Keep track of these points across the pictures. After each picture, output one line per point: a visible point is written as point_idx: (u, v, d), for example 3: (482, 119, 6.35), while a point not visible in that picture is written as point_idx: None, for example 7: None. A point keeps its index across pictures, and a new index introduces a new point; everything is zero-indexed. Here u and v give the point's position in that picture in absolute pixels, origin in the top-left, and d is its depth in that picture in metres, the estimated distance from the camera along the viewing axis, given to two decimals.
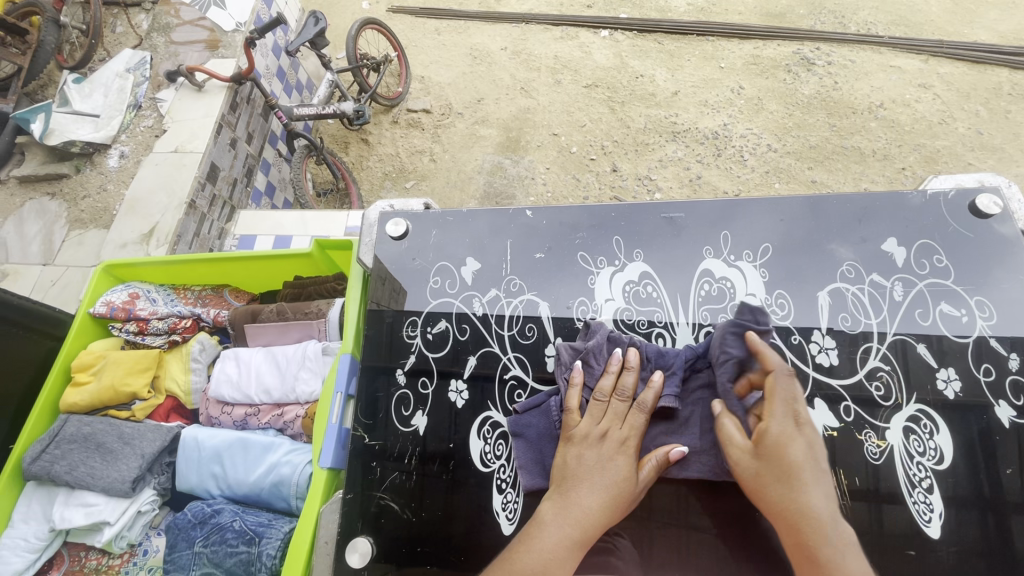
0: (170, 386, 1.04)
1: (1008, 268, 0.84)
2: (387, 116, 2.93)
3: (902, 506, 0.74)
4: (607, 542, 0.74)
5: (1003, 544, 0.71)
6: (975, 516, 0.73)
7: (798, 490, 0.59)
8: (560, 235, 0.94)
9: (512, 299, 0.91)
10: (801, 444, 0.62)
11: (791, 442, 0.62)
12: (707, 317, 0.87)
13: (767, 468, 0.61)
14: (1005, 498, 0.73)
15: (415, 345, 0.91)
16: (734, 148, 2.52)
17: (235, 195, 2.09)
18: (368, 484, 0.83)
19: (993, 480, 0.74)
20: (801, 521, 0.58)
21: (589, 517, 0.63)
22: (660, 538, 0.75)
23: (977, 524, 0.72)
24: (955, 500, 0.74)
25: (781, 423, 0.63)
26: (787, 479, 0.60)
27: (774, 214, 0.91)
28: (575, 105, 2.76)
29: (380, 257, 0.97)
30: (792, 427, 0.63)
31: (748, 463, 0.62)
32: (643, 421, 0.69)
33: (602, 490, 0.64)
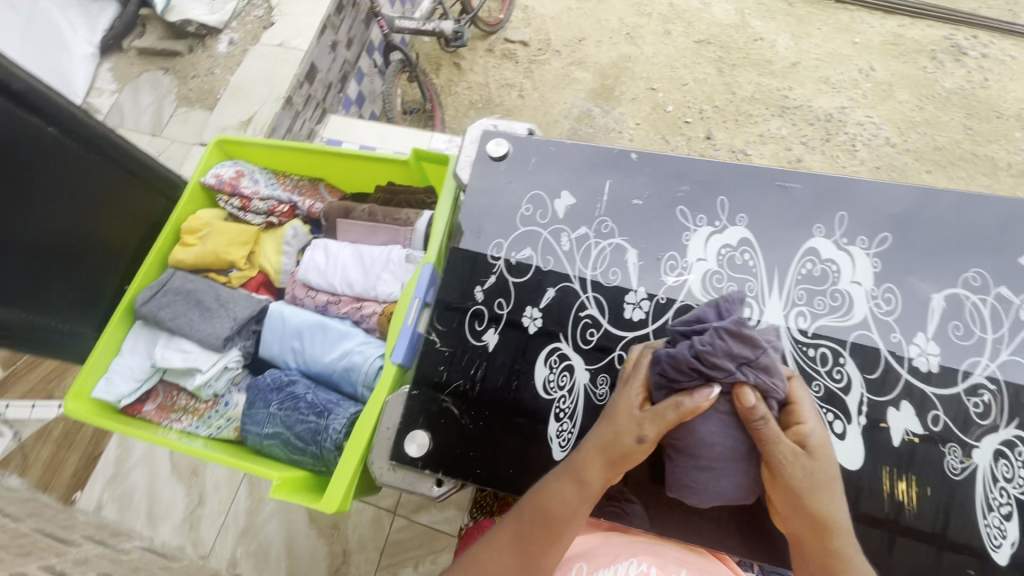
0: (263, 263, 1.11)
1: None
2: (483, 42, 2.85)
3: (962, 548, 0.71)
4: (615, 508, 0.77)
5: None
6: None
7: (833, 499, 0.65)
8: (663, 184, 0.91)
9: (601, 241, 0.90)
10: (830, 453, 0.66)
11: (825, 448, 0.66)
12: (802, 297, 0.83)
13: (811, 471, 0.64)
14: None
15: (497, 267, 0.91)
16: (846, 135, 2.30)
17: (328, 99, 2.14)
18: (431, 385, 0.86)
19: None
20: (836, 534, 0.65)
21: (586, 475, 0.70)
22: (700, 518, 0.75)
23: None
24: None
25: (820, 426, 0.66)
26: (834, 497, 0.65)
27: (905, 203, 0.83)
28: (681, 60, 2.59)
29: (477, 174, 0.97)
30: (825, 433, 0.66)
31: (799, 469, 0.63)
32: (671, 416, 0.63)
33: (600, 445, 0.70)
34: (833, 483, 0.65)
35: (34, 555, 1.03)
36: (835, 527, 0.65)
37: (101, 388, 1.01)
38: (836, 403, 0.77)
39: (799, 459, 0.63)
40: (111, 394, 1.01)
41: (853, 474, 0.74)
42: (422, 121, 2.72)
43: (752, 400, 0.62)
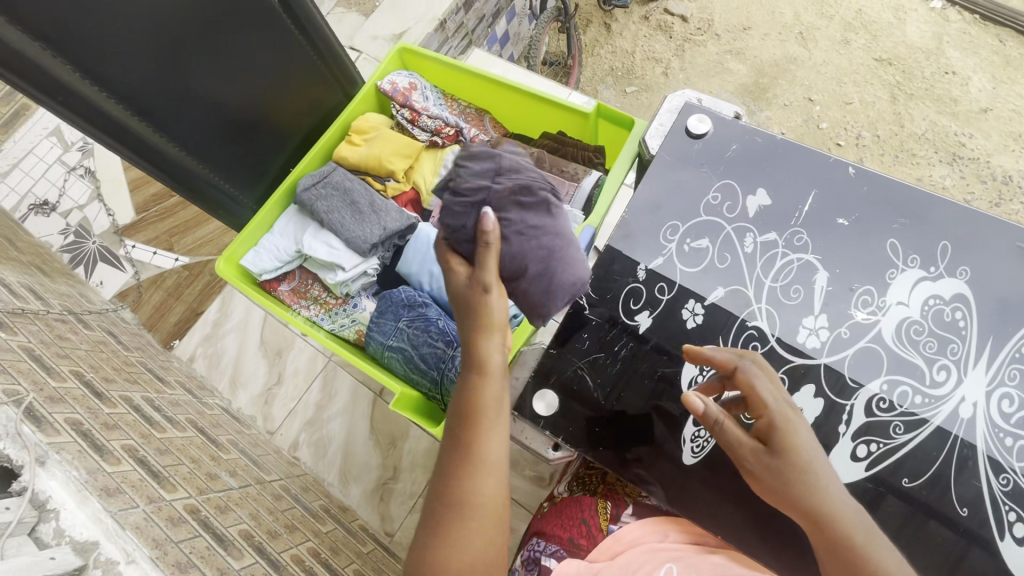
0: (417, 180, 1.11)
1: None
2: (640, 8, 2.68)
3: None
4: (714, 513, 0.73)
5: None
6: None
7: (821, 488, 0.62)
8: (877, 209, 0.81)
9: (790, 253, 0.82)
10: (804, 436, 0.65)
11: (796, 432, 0.64)
12: (1013, 377, 0.72)
13: (779, 458, 0.63)
14: None
15: (667, 250, 0.86)
16: (1021, 204, 2.08)
17: (477, 31, 2.10)
18: (571, 349, 0.84)
19: None
20: (835, 524, 0.62)
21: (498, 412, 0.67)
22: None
23: None
24: None
25: (783, 408, 0.65)
26: (823, 486, 0.63)
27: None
28: (851, 74, 2.34)
29: (668, 147, 0.90)
30: (791, 413, 0.65)
31: (761, 462, 0.64)
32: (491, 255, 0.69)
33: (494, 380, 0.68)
34: (814, 468, 0.63)
35: (138, 385, 1.13)
36: (832, 517, 0.62)
37: (249, 258, 1.06)
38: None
39: (761, 453, 0.64)
40: (256, 266, 1.05)
41: None
42: (557, 76, 2.65)
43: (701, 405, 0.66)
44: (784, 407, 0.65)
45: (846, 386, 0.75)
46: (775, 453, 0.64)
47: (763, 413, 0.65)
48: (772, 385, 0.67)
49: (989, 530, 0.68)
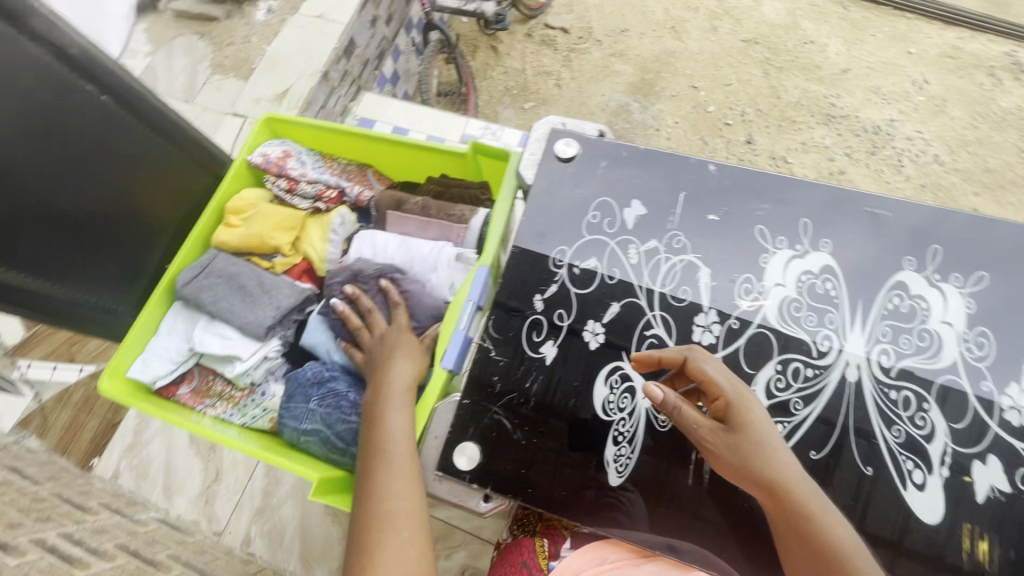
0: (307, 250, 1.06)
1: None
2: (522, 26, 2.78)
3: None
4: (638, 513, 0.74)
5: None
6: None
7: (774, 458, 0.67)
8: (740, 199, 0.85)
9: (672, 256, 0.85)
10: (758, 413, 0.71)
11: (749, 410, 0.70)
12: (886, 333, 0.77)
13: (734, 434, 0.68)
14: None
15: (559, 276, 0.86)
16: (893, 149, 2.30)
17: (364, 75, 2.10)
18: (483, 395, 0.82)
19: None
20: (788, 494, 0.65)
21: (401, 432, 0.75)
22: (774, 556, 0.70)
23: None
24: None
25: (732, 389, 0.71)
26: (774, 455, 0.68)
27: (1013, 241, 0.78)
28: (724, 59, 2.54)
29: (542, 175, 0.92)
30: (741, 394, 0.72)
31: (722, 440, 0.68)
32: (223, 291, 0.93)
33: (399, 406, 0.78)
34: (767, 443, 0.68)
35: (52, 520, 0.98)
36: (787, 485, 0.66)
37: (137, 367, 0.98)
38: (917, 451, 0.72)
39: (719, 432, 0.68)
40: (146, 374, 0.98)
41: (929, 528, 0.69)
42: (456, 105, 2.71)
43: (661, 395, 0.69)
44: (732, 391, 0.71)
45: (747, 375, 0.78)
46: (729, 431, 0.68)
47: (719, 395, 0.71)
48: (720, 370, 0.74)
49: (892, 484, 0.71)
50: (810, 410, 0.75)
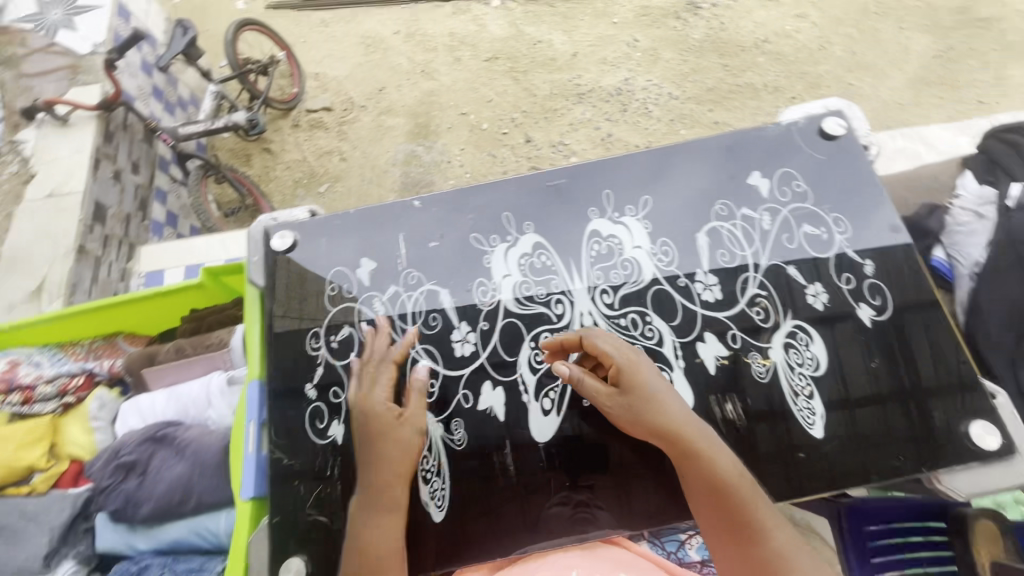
0: (70, 450, 1.13)
1: (864, 179, 1.01)
2: (286, 119, 3.31)
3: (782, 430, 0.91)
4: (587, 514, 0.92)
5: (868, 424, 0.91)
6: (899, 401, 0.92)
7: (664, 408, 0.88)
8: (450, 223, 1.07)
9: (412, 292, 1.04)
10: (648, 372, 0.92)
11: (639, 372, 0.91)
12: (599, 275, 1.02)
13: (627, 395, 0.90)
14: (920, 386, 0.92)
15: (320, 357, 1.03)
16: (638, 102, 3.15)
17: (131, 231, 2.36)
18: (294, 503, 0.95)
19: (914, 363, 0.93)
20: (681, 440, 0.87)
21: (376, 489, 0.93)
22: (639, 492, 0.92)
23: (901, 408, 0.92)
24: (827, 401, 0.93)
25: (623, 357, 0.92)
26: (663, 406, 0.89)
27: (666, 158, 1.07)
28: (478, 80, 3.33)
29: (267, 271, 1.07)
30: (631, 360, 0.92)
31: (617, 402, 0.90)
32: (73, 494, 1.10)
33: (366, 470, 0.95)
34: (657, 397, 0.89)
35: None
36: (677, 433, 0.87)
37: None
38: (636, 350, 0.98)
39: (614, 396, 0.90)
40: None
41: (688, 411, 0.94)
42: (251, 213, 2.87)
43: (565, 372, 0.92)
44: (624, 358, 0.92)
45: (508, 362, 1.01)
46: (623, 393, 0.90)
47: (613, 364, 0.92)
48: (609, 342, 0.94)
49: None
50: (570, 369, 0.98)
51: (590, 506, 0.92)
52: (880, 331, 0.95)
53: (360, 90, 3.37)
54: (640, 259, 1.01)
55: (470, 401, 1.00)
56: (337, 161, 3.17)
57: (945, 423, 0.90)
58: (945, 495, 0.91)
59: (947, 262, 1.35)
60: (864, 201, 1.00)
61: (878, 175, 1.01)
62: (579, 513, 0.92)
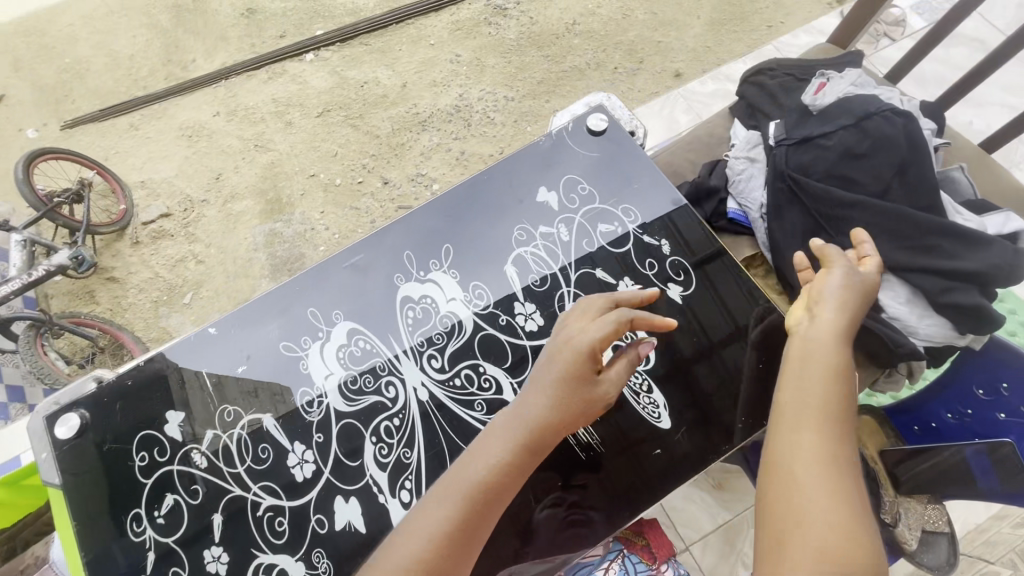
0: None
1: (620, 166, 1.40)
2: (123, 239, 3.02)
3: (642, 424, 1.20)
4: (583, 516, 1.14)
5: (702, 387, 1.22)
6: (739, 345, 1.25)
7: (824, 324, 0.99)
8: (259, 342, 1.28)
9: (230, 427, 1.21)
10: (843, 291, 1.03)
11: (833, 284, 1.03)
12: (414, 333, 1.28)
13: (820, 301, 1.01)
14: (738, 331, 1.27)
15: (148, 539, 1.13)
16: (479, 113, 3.18)
17: None
18: None
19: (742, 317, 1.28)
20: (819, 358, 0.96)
21: (524, 418, 0.97)
22: (611, 476, 1.17)
23: (745, 351, 1.25)
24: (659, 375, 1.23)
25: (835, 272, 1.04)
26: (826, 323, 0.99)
27: (458, 208, 1.38)
28: (317, 137, 3.22)
29: (65, 466, 1.18)
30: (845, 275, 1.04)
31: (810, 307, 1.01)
32: None
33: (530, 404, 0.98)
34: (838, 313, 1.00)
35: None
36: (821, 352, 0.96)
37: None
38: (441, 409, 1.21)
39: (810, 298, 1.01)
40: None
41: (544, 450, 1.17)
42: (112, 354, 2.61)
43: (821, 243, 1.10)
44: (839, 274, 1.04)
45: (350, 467, 1.18)
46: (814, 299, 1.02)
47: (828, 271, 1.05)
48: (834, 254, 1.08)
49: None
50: (414, 452, 1.17)
51: (585, 510, 1.14)
52: (687, 302, 1.28)
53: (195, 183, 3.15)
54: (447, 296, 1.30)
55: (326, 525, 1.13)
56: (194, 266, 2.94)
57: (766, 367, 1.22)
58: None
59: (741, 210, 1.53)
60: (624, 191, 1.38)
61: (648, 159, 1.39)
62: (575, 515, 1.14)
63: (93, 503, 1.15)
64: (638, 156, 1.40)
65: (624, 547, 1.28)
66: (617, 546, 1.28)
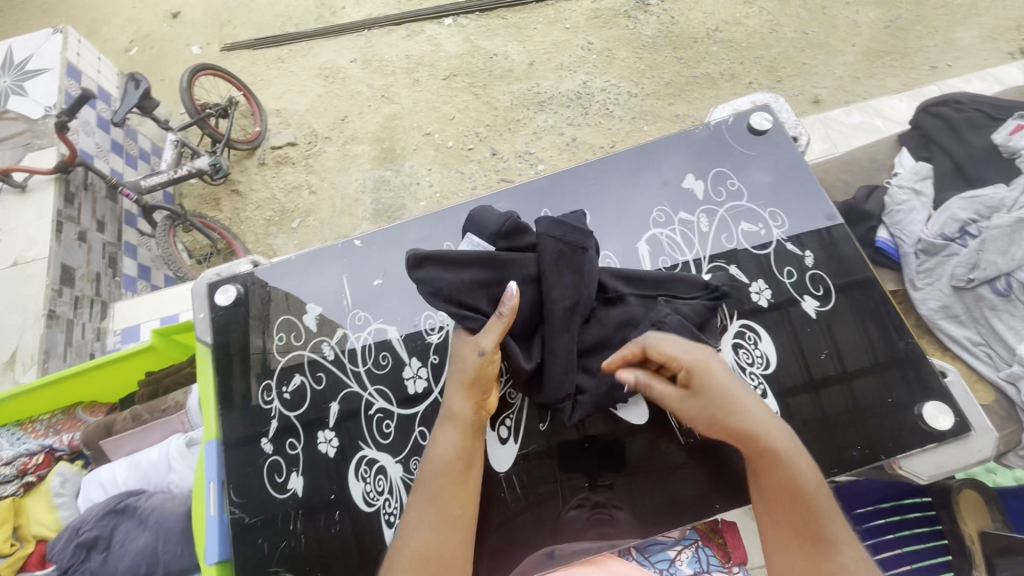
0: (37, 530, 1.28)
1: (787, 172, 1.21)
2: (252, 159, 3.31)
3: None
4: (605, 515, 1.05)
5: (828, 405, 1.03)
6: (867, 377, 1.05)
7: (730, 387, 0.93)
8: (390, 261, 1.28)
9: (360, 331, 1.24)
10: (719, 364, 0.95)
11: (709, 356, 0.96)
12: None
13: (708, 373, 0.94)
14: (879, 360, 1.06)
15: (274, 408, 1.21)
16: (598, 103, 3.17)
17: (102, 290, 2.38)
18: (261, 560, 1.10)
19: (873, 343, 1.07)
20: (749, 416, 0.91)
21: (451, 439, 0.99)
22: (643, 490, 1.06)
23: (870, 383, 1.04)
24: (780, 391, 1.06)
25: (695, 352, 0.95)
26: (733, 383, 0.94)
27: (599, 177, 1.26)
28: (439, 99, 3.34)
29: (216, 328, 1.28)
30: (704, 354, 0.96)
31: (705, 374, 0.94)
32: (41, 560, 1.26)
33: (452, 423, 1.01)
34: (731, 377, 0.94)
35: None
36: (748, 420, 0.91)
37: None
38: None
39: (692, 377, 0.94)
40: None
41: (642, 426, 1.11)
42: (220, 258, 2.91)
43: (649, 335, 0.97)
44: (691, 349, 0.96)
45: None
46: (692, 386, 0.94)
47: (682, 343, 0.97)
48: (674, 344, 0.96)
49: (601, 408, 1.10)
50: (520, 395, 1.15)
51: (608, 509, 1.05)
52: (824, 320, 1.10)
53: (323, 121, 3.38)
54: None
55: (426, 437, 1.13)
56: (307, 195, 3.18)
57: (897, 404, 1.02)
58: (907, 479, 1.02)
59: (892, 241, 1.50)
60: (782, 196, 1.20)
61: (809, 167, 1.21)
62: (598, 514, 1.05)
63: (227, 363, 1.25)
64: (799, 160, 1.21)
65: (699, 539, 1.12)
66: (692, 535, 1.13)
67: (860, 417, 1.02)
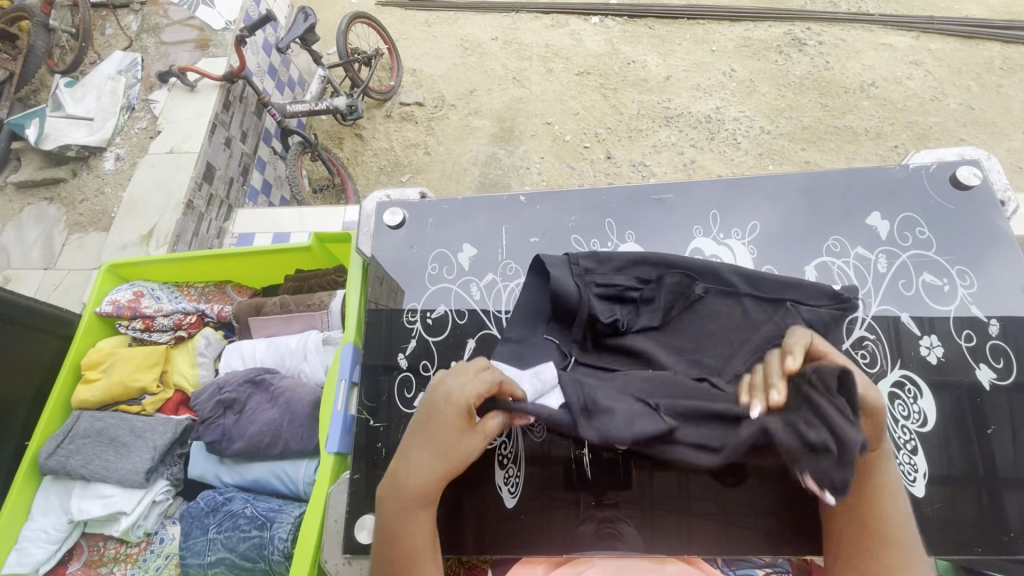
0: (176, 380, 1.36)
1: (992, 237, 1.10)
2: (380, 109, 3.49)
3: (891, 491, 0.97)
4: (612, 530, 0.97)
5: (955, 505, 0.95)
6: (968, 484, 0.96)
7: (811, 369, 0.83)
8: (548, 221, 1.24)
9: (508, 282, 1.20)
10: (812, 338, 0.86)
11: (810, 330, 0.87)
12: None
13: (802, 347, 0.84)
14: (996, 475, 0.96)
15: (414, 330, 1.19)
16: (727, 131, 3.09)
17: (231, 194, 2.56)
18: (371, 466, 1.08)
19: (982, 449, 0.98)
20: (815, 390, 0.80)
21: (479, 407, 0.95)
22: (659, 521, 0.98)
23: (969, 491, 0.96)
24: (932, 461, 0.98)
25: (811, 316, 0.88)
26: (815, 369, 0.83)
27: (779, 194, 1.20)
28: (568, 92, 3.37)
29: (377, 248, 1.27)
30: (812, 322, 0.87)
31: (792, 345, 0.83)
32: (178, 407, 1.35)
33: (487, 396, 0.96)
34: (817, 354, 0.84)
35: None
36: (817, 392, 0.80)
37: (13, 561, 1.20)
38: None
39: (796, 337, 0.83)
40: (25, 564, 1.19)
41: None
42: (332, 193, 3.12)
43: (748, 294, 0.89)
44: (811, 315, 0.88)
45: None
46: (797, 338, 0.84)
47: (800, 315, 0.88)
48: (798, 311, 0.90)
49: None
50: None
51: (613, 523, 0.98)
52: (999, 398, 1.00)
53: (453, 89, 3.50)
54: None
55: None
56: (421, 154, 3.30)
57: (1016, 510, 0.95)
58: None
59: None
60: (982, 257, 1.09)
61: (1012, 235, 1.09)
62: (605, 528, 0.97)
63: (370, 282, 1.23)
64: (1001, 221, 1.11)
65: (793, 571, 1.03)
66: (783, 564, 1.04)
67: (971, 510, 0.95)
